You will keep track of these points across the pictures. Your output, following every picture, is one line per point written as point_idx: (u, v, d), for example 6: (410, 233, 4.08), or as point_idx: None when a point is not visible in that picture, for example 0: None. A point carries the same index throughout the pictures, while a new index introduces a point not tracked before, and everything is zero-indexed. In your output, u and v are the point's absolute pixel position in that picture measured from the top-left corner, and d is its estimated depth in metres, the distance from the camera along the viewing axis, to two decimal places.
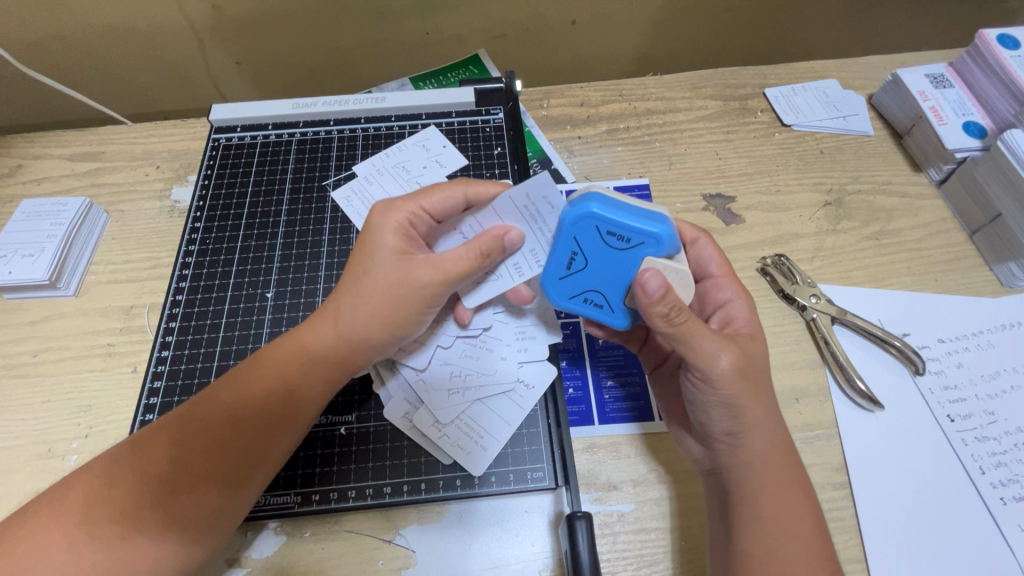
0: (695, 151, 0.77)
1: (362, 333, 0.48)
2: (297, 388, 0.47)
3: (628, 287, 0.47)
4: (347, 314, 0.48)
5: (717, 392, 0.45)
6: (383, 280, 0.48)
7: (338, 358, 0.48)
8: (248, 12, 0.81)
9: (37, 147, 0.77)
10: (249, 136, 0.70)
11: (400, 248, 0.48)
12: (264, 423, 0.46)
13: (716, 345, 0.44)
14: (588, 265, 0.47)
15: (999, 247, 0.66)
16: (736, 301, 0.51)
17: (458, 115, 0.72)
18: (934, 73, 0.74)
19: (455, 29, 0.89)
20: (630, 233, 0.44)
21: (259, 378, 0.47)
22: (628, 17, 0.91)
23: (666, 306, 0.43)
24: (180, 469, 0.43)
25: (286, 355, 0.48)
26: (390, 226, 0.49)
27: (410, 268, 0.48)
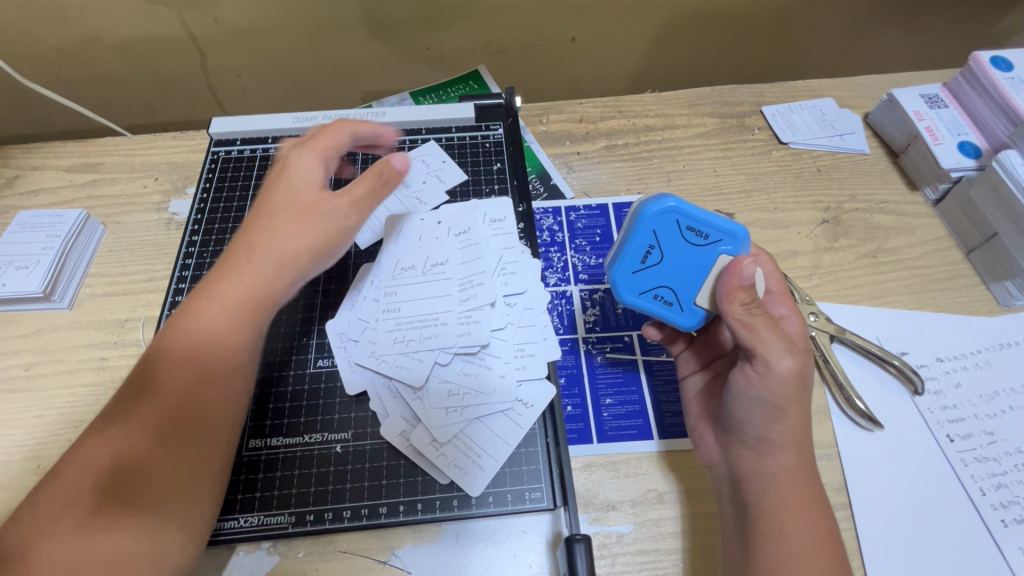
0: (693, 168, 0.77)
1: (285, 262, 0.49)
2: (219, 331, 0.47)
3: (702, 285, 0.51)
4: (260, 250, 0.49)
5: (771, 391, 0.45)
6: (293, 212, 0.51)
7: (257, 294, 0.48)
8: (250, 26, 0.82)
9: (35, 158, 0.77)
10: (249, 149, 0.70)
11: (313, 183, 0.53)
12: (193, 375, 0.45)
13: (783, 347, 0.44)
14: (662, 258, 0.51)
15: (996, 266, 0.66)
16: (793, 317, 0.52)
17: (458, 131, 0.72)
18: (929, 94, 0.75)
19: (456, 45, 0.89)
20: (711, 230, 0.49)
21: (178, 334, 0.46)
22: (626, 35, 0.92)
23: (751, 293, 0.46)
24: (130, 451, 0.42)
25: (202, 298, 0.48)
26: (279, 182, 0.52)
27: (308, 195, 0.52)
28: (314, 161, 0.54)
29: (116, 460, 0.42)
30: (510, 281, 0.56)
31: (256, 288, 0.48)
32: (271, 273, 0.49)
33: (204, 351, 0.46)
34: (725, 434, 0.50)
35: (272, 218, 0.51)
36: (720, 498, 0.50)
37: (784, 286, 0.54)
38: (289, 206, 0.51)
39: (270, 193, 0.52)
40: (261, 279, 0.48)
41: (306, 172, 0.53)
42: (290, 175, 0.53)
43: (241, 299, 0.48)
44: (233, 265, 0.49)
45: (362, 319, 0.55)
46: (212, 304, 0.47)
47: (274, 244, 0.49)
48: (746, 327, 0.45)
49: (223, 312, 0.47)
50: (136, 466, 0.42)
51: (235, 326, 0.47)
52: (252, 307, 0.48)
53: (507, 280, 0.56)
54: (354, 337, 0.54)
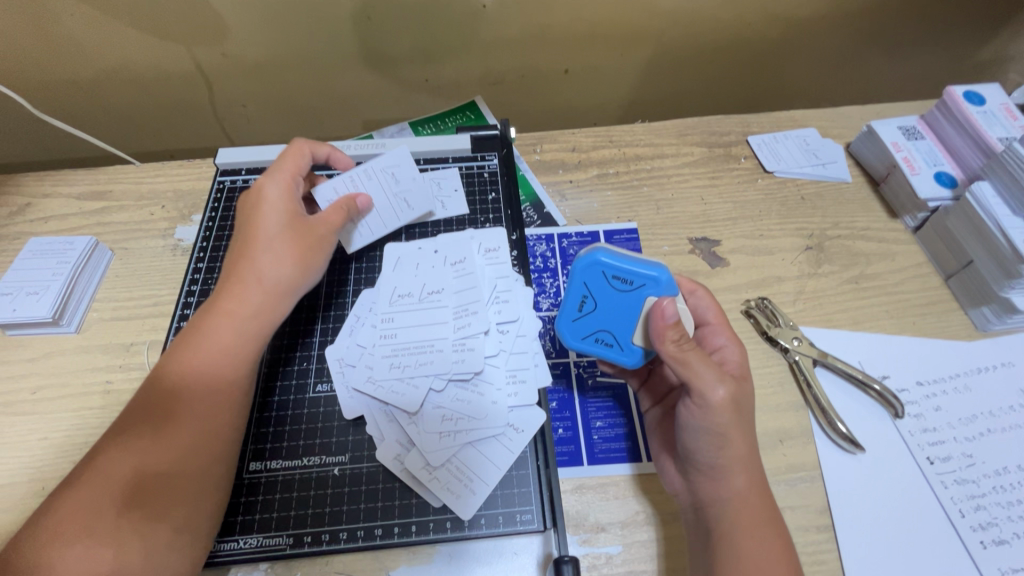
0: (681, 196, 0.80)
1: (273, 277, 0.54)
2: (218, 342, 0.50)
3: (636, 325, 0.54)
4: (247, 270, 0.53)
5: (711, 420, 0.48)
6: (269, 229, 0.55)
7: (255, 307, 0.52)
8: (256, 60, 0.86)
9: (46, 186, 0.80)
10: (253, 179, 0.73)
11: (280, 202, 0.57)
12: (193, 387, 0.48)
13: (715, 376, 0.48)
14: (597, 304, 0.54)
15: (973, 292, 0.69)
16: (730, 346, 0.55)
17: (454, 161, 0.74)
18: (906, 126, 0.79)
19: (454, 77, 0.93)
20: (634, 277, 0.52)
21: (174, 356, 0.49)
22: (617, 67, 0.96)
23: (679, 331, 0.49)
24: (140, 474, 0.44)
25: (198, 320, 0.51)
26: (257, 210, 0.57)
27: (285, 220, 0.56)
28: (273, 183, 0.58)
29: (130, 479, 0.43)
30: (503, 309, 0.58)
31: (250, 303, 0.52)
32: (265, 289, 0.53)
33: (205, 362, 0.49)
34: (682, 463, 0.52)
35: (253, 241, 0.55)
36: (686, 525, 0.52)
37: (724, 317, 0.58)
38: (265, 226, 0.55)
39: (246, 219, 0.57)
40: (253, 303, 0.52)
41: (262, 197, 0.57)
42: (252, 202, 0.57)
43: (237, 313, 0.51)
44: (224, 286, 0.53)
45: (361, 345, 0.57)
46: (207, 321, 0.51)
47: (260, 260, 0.54)
48: (678, 363, 0.49)
49: (221, 326, 0.51)
50: (150, 479, 0.44)
51: (236, 337, 0.51)
52: (249, 319, 0.52)
53: (500, 308, 0.58)
54: (353, 363, 0.56)
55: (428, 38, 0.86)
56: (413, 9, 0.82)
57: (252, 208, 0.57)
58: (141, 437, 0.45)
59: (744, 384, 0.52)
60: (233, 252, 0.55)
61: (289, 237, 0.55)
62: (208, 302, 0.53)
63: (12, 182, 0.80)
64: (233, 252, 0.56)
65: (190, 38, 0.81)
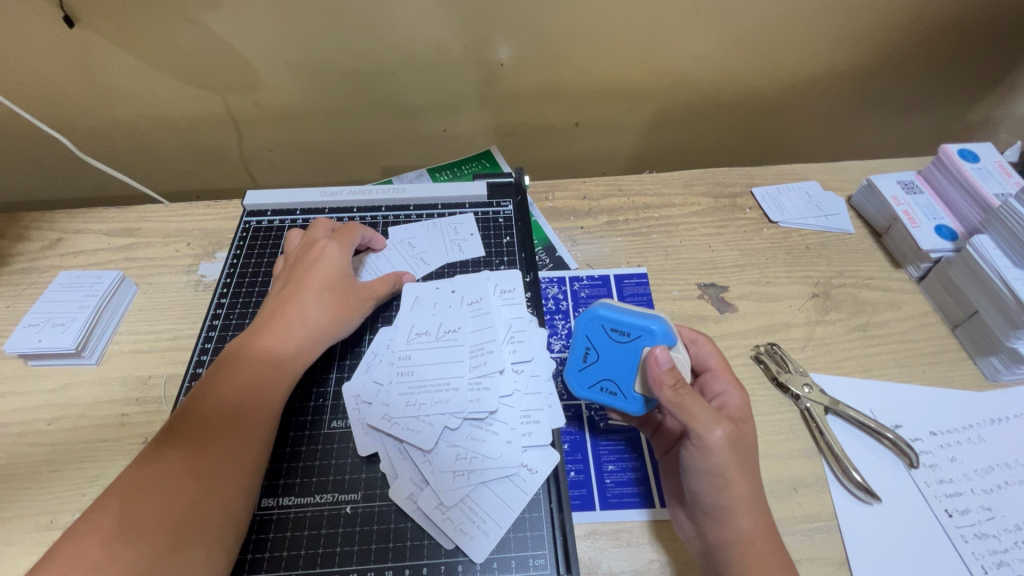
0: (689, 243, 0.82)
1: (317, 323, 0.57)
2: (256, 376, 0.52)
3: (637, 373, 0.54)
4: (293, 312, 0.57)
5: (710, 460, 0.49)
6: (320, 280, 0.59)
7: (293, 347, 0.55)
8: (285, 110, 0.91)
9: (79, 223, 0.83)
10: (278, 220, 0.76)
11: (333, 261, 0.61)
12: (230, 414, 0.49)
13: (711, 418, 0.49)
14: (599, 355, 0.56)
15: (980, 342, 0.69)
16: (731, 391, 0.56)
17: (471, 207, 0.77)
18: (905, 181, 0.82)
19: (470, 128, 0.98)
20: (631, 328, 0.54)
21: (216, 384, 0.51)
22: (625, 121, 1.01)
23: (673, 375, 0.50)
24: (163, 494, 0.44)
25: (237, 353, 0.54)
26: (303, 263, 0.61)
27: (329, 271, 0.60)
28: (329, 245, 0.63)
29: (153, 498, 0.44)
30: (518, 349, 0.59)
31: (289, 344, 0.55)
32: (307, 332, 0.56)
33: (244, 395, 0.51)
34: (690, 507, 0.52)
35: (299, 288, 0.59)
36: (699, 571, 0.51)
37: (726, 365, 0.59)
38: (314, 276, 0.59)
39: (300, 269, 0.61)
40: (289, 342, 0.55)
41: (317, 254, 0.62)
42: (306, 257, 0.62)
43: (277, 352, 0.54)
44: (265, 326, 0.56)
45: (377, 382, 0.58)
46: (247, 356, 0.53)
47: (304, 307, 0.57)
48: (675, 407, 0.50)
49: (262, 364, 0.53)
50: (173, 501, 0.44)
51: (275, 374, 0.53)
52: (287, 359, 0.54)
53: (516, 347, 0.59)
54: (369, 400, 0.57)
55: (448, 92, 0.92)
56: (434, 66, 0.87)
57: (305, 262, 0.61)
58: (174, 453, 0.46)
59: (743, 426, 0.52)
60: (278, 295, 0.59)
61: (330, 287, 0.59)
62: (251, 335, 0.55)
63: (47, 219, 0.83)
64: (278, 295, 0.59)
65: (226, 89, 0.86)
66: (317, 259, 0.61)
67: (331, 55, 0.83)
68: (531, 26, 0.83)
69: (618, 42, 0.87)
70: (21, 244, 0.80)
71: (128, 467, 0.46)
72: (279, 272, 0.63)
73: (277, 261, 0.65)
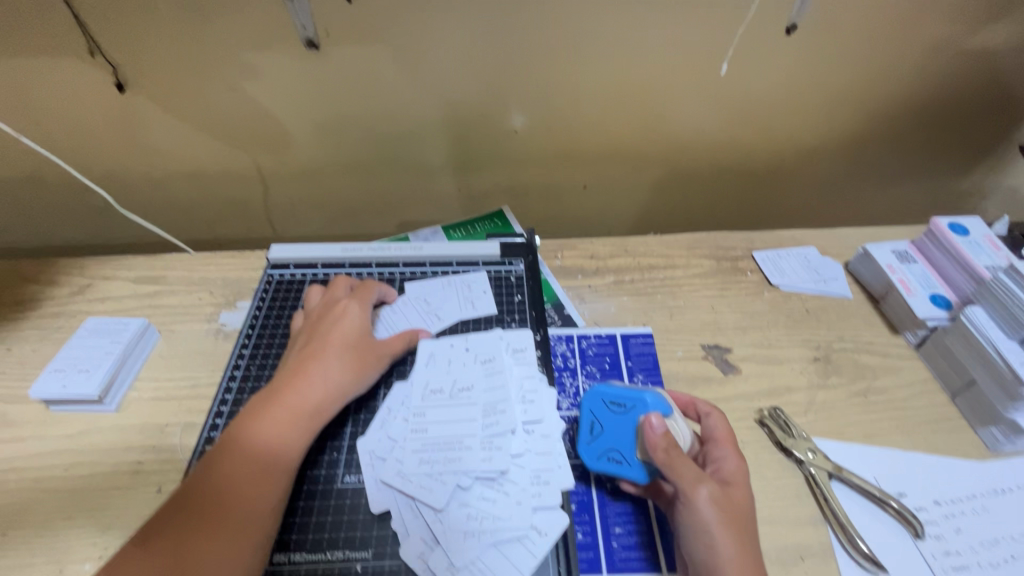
0: (693, 304, 0.85)
1: (337, 380, 0.59)
2: (276, 435, 0.54)
3: (637, 441, 0.58)
4: (315, 370, 0.58)
5: (697, 518, 0.51)
6: (340, 339, 0.62)
7: (313, 404, 0.57)
8: (310, 167, 0.97)
9: (107, 270, 0.87)
10: (300, 273, 0.80)
11: (354, 320, 0.64)
12: (251, 474, 0.51)
13: (695, 475, 0.52)
14: (604, 428, 0.61)
15: (979, 410, 0.71)
16: (728, 457, 0.56)
17: (484, 264, 0.81)
18: (898, 250, 0.86)
19: (484, 187, 1.04)
20: (627, 400, 0.60)
21: (236, 442, 0.52)
22: (631, 185, 1.06)
23: (663, 437, 0.54)
24: (185, 556, 0.45)
25: (260, 408, 0.55)
26: (324, 322, 0.64)
27: (348, 330, 0.63)
28: (350, 304, 0.66)
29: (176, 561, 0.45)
30: (530, 409, 0.61)
31: (311, 400, 0.57)
32: (327, 390, 0.58)
33: (267, 451, 0.52)
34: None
35: (321, 345, 0.61)
36: None
37: (733, 437, 0.59)
38: (336, 334, 0.62)
39: (321, 327, 0.64)
40: (309, 400, 0.56)
41: (339, 313, 0.65)
42: (328, 316, 0.65)
43: (299, 408, 0.56)
44: (288, 381, 0.58)
45: (392, 438, 0.59)
46: (270, 412, 0.55)
47: (326, 363, 0.59)
48: (666, 468, 0.53)
49: (285, 419, 0.55)
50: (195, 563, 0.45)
51: (297, 430, 0.55)
52: (307, 416, 0.56)
53: (527, 407, 0.61)
54: (383, 456, 0.58)
55: (464, 154, 0.98)
56: (452, 132, 0.94)
57: (326, 320, 0.64)
58: (197, 514, 0.47)
59: (732, 491, 0.53)
60: (299, 353, 0.61)
61: (350, 346, 0.62)
62: (272, 393, 0.57)
63: (78, 266, 0.87)
64: (299, 352, 0.61)
65: (256, 148, 0.92)
66: (338, 318, 0.64)
67: (357, 119, 0.90)
68: (543, 96, 0.89)
69: (623, 113, 0.94)
70: (51, 289, 0.84)
71: (148, 528, 0.47)
72: (300, 329, 0.65)
73: (296, 318, 0.68)
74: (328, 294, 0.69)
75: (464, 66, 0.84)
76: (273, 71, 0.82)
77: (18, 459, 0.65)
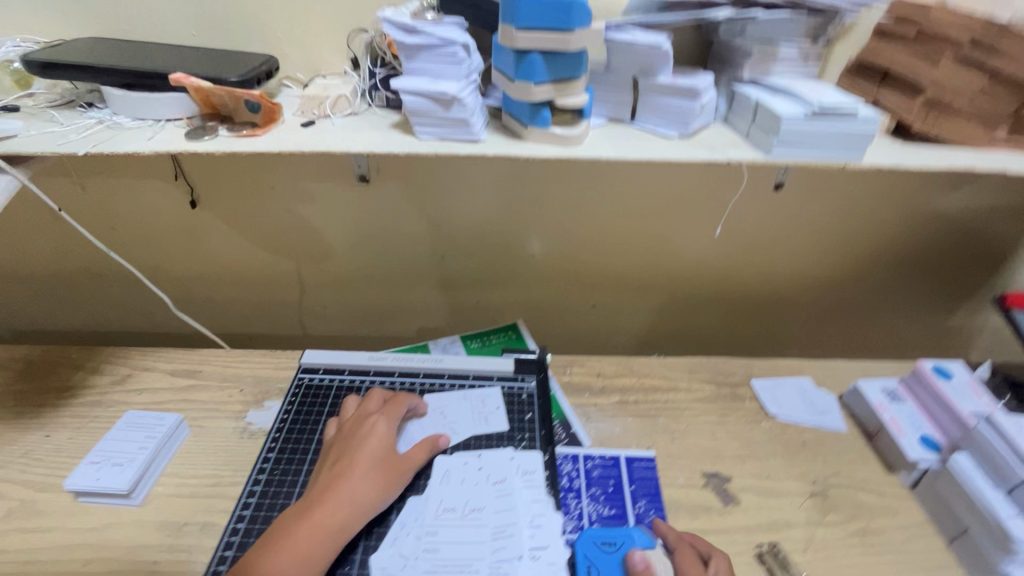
0: (693, 429, 0.90)
1: (363, 496, 0.64)
2: (303, 551, 0.58)
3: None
4: (342, 486, 0.64)
5: None
6: (368, 456, 0.67)
7: (338, 521, 0.61)
8: (345, 275, 1.06)
9: (148, 361, 0.94)
10: (328, 377, 0.86)
11: (381, 436, 0.70)
12: None
13: None
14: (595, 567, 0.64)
15: (976, 560, 0.72)
16: None
17: (498, 379, 0.87)
18: (888, 388, 0.92)
19: (500, 302, 1.12)
20: (616, 539, 0.65)
21: (267, 558, 0.57)
22: (636, 307, 1.15)
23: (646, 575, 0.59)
24: None
25: (292, 523, 0.60)
26: (355, 437, 0.70)
27: (376, 446, 0.69)
28: (377, 420, 0.73)
29: None
30: (536, 534, 0.65)
31: (337, 516, 0.61)
32: (352, 506, 0.63)
33: (295, 567, 0.57)
34: None
35: (351, 460, 0.67)
36: None
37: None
38: (364, 450, 0.68)
39: (351, 442, 0.69)
40: (335, 516, 0.61)
41: (368, 429, 0.71)
42: (357, 431, 0.71)
43: (326, 524, 0.60)
44: (318, 496, 0.63)
45: (403, 556, 0.62)
46: (302, 527, 0.60)
47: (354, 479, 0.65)
48: None
49: (314, 535, 0.59)
50: None
51: (323, 545, 0.59)
52: (331, 533, 0.60)
53: (534, 533, 0.65)
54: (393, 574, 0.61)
55: (485, 272, 1.07)
56: (476, 252, 1.04)
57: (356, 435, 0.70)
58: None
59: None
60: (330, 467, 0.67)
61: (376, 463, 0.67)
62: (303, 508, 0.62)
63: (122, 356, 0.94)
64: (331, 467, 0.67)
65: (300, 257, 1.03)
66: (367, 434, 0.70)
67: (392, 238, 1.01)
68: (558, 227, 1.01)
69: (629, 245, 1.04)
70: (95, 376, 0.90)
71: None
72: (333, 442, 0.71)
73: (329, 431, 0.74)
74: (359, 407, 0.76)
75: (491, 200, 0.96)
76: (326, 196, 0.94)
77: (39, 550, 0.67)
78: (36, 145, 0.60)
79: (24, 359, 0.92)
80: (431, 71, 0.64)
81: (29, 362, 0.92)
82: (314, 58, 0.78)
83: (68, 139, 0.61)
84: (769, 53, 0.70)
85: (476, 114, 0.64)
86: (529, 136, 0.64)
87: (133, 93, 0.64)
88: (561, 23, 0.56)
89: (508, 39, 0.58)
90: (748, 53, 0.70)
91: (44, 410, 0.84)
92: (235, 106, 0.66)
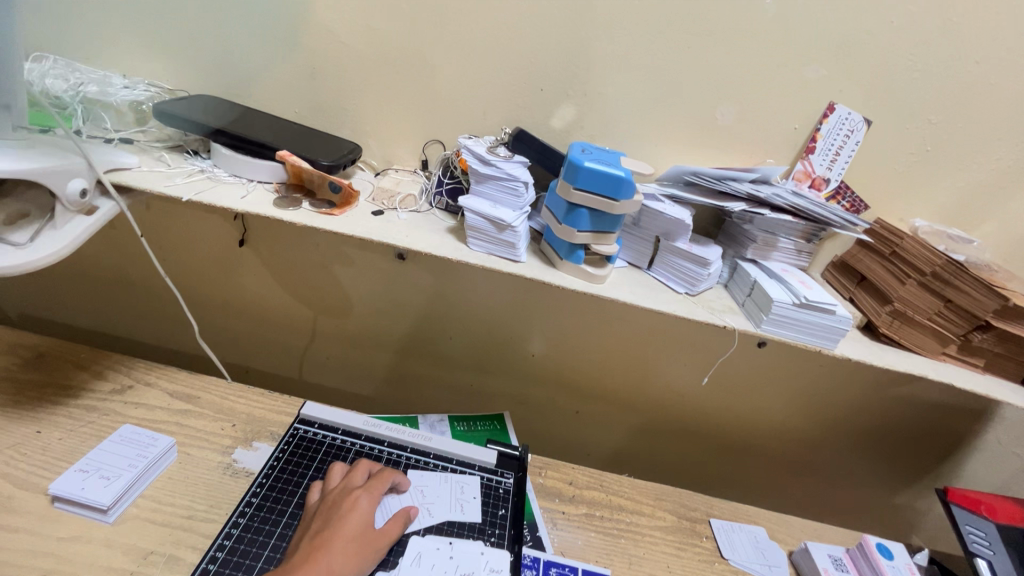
0: (651, 557, 0.94)
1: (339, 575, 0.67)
2: None
3: None
4: (321, 560, 0.67)
5: None
6: (349, 532, 0.71)
7: None
8: (356, 333, 1.13)
9: (151, 376, 0.97)
10: (322, 433, 0.90)
11: (362, 514, 0.74)
12: None
13: None
14: None
15: None
16: None
17: (479, 468, 0.91)
18: (834, 555, 0.97)
19: (492, 389, 1.18)
20: None
21: None
22: (615, 423, 1.21)
23: None
24: None
25: None
26: (342, 510, 0.74)
27: (358, 523, 0.73)
28: (362, 496, 0.76)
29: None
30: None
31: None
32: None
33: None
34: None
35: (334, 535, 0.71)
36: None
37: None
38: (347, 526, 0.72)
39: (336, 514, 0.73)
40: None
41: (350, 504, 0.74)
42: (340, 505, 0.75)
43: None
44: (298, 565, 0.66)
45: None
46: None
47: (333, 554, 0.68)
48: None
49: None
50: None
51: None
52: None
53: None
54: None
55: (486, 359, 1.14)
56: (482, 340, 1.12)
57: (340, 508, 0.74)
58: None
59: None
60: (312, 538, 0.70)
61: (356, 542, 0.71)
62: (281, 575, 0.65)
63: (128, 366, 0.97)
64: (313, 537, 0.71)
65: (320, 308, 1.09)
66: (353, 510, 0.74)
67: (410, 310, 1.09)
68: (561, 335, 1.10)
69: (621, 364, 1.13)
70: (98, 381, 0.93)
71: None
72: (316, 512, 0.75)
73: (313, 496, 0.78)
74: (347, 479, 0.80)
75: (507, 299, 1.06)
76: (361, 262, 1.03)
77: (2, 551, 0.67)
78: (145, 182, 0.69)
79: (34, 350, 0.95)
80: (492, 196, 0.75)
81: (39, 352, 0.95)
82: (390, 151, 0.90)
83: (173, 182, 0.71)
84: (769, 241, 0.84)
85: (523, 239, 0.74)
86: (561, 267, 0.75)
87: (238, 154, 0.75)
88: (611, 191, 0.68)
89: (564, 191, 0.70)
90: (753, 238, 0.84)
91: (41, 405, 0.86)
92: (319, 184, 0.76)
